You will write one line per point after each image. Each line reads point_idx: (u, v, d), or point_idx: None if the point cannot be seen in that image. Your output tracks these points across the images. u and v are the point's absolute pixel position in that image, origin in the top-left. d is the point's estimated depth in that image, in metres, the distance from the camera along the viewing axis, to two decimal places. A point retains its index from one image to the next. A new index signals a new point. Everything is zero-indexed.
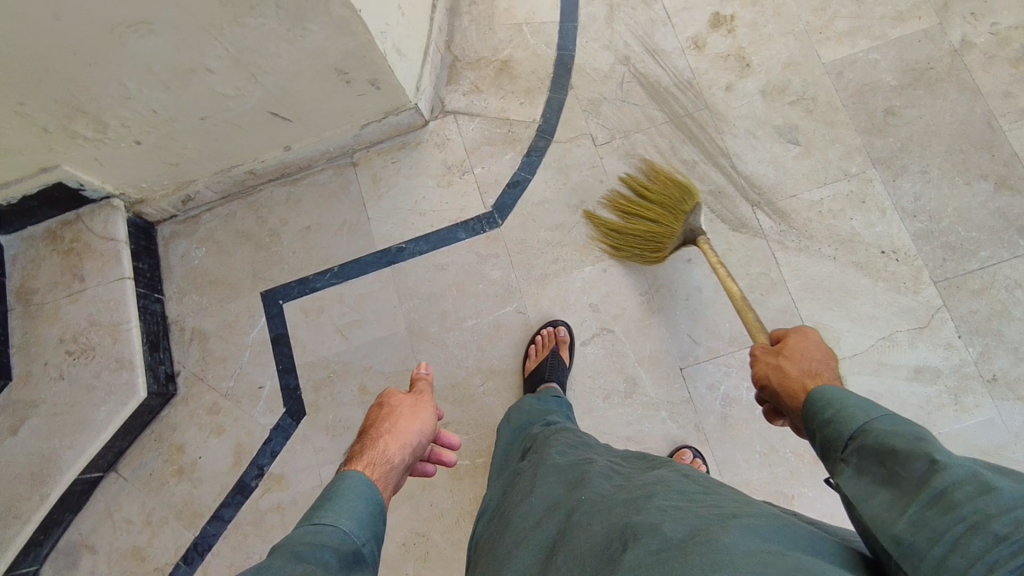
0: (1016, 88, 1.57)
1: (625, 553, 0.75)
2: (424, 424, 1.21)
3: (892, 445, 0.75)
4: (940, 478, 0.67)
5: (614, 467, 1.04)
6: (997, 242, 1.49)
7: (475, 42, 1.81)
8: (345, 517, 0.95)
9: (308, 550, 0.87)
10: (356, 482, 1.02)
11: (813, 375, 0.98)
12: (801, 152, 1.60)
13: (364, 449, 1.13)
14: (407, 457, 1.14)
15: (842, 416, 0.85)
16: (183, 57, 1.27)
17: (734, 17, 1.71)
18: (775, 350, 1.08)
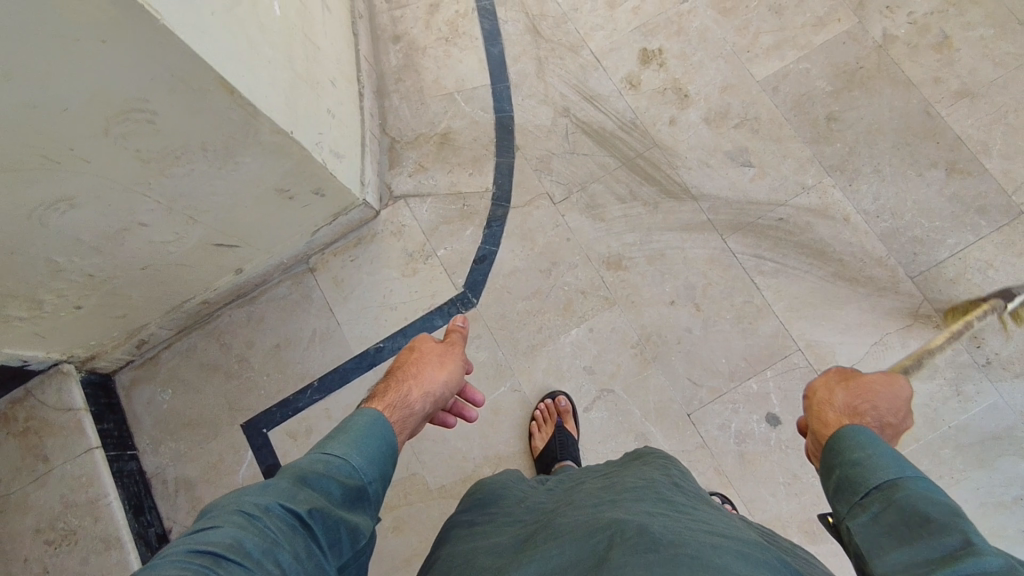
0: (945, 72, 1.60)
1: (612, 551, 0.79)
2: (450, 376, 1.18)
3: (924, 512, 0.71)
4: (973, 557, 0.63)
5: (614, 477, 1.10)
6: (961, 227, 1.51)
7: (410, 120, 1.75)
8: (355, 452, 0.91)
9: (314, 477, 0.85)
10: (373, 418, 0.98)
11: (854, 414, 0.91)
12: (756, 172, 1.61)
13: (388, 389, 1.10)
14: (429, 406, 1.11)
15: (872, 461, 0.80)
16: (113, 219, 1.18)
17: (662, 50, 1.71)
18: (844, 375, 0.99)
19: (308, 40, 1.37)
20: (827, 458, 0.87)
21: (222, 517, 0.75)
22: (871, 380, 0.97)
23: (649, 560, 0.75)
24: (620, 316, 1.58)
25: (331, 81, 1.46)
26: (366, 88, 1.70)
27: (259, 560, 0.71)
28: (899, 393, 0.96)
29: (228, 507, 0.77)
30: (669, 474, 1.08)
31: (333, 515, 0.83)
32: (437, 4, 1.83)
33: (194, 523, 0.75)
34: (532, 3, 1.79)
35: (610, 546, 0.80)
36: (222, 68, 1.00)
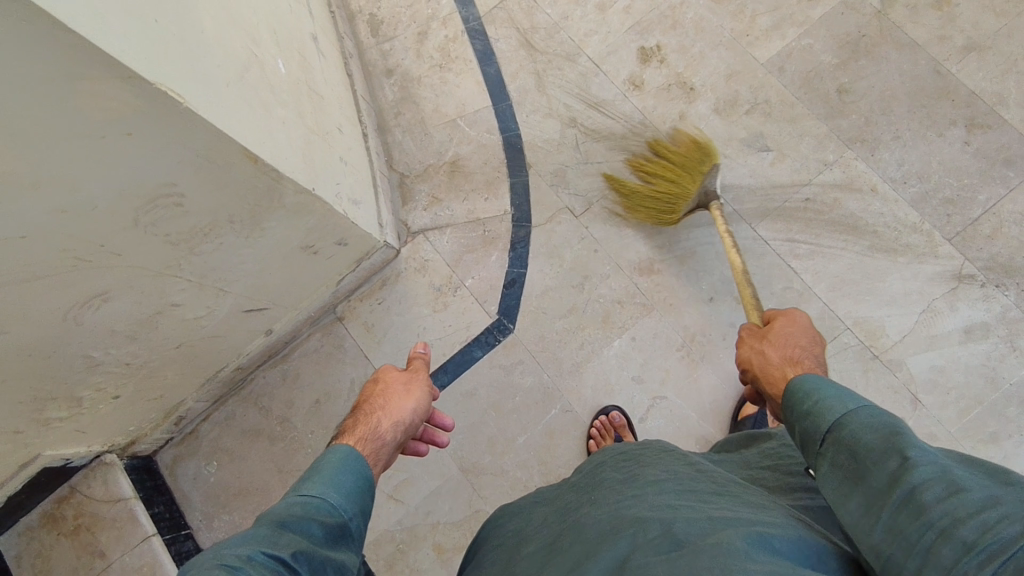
0: (949, 29, 1.58)
1: (632, 557, 0.76)
2: (417, 402, 1.13)
3: (866, 441, 0.73)
4: (913, 477, 0.66)
5: (633, 464, 1.05)
6: (990, 181, 1.50)
7: (416, 153, 1.72)
8: (331, 489, 0.85)
9: (294, 521, 0.78)
10: (346, 454, 0.92)
11: (793, 363, 0.98)
12: (776, 156, 1.58)
13: (355, 423, 1.04)
14: (400, 433, 1.06)
15: (820, 408, 0.81)
16: (146, 305, 1.14)
17: (660, 46, 1.68)
18: (760, 334, 1.09)
19: (311, 89, 1.33)
20: (787, 418, 0.88)
21: (203, 571, 0.66)
22: (779, 330, 1.07)
23: (669, 561, 0.72)
24: (662, 320, 1.55)
25: (337, 127, 1.43)
26: (369, 127, 1.66)
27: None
28: (803, 327, 1.07)
29: (209, 561, 0.70)
30: (689, 462, 1.03)
31: (319, 556, 0.77)
32: (425, 31, 1.79)
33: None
34: (521, 17, 1.76)
35: (631, 549, 0.77)
36: (243, 137, 0.97)
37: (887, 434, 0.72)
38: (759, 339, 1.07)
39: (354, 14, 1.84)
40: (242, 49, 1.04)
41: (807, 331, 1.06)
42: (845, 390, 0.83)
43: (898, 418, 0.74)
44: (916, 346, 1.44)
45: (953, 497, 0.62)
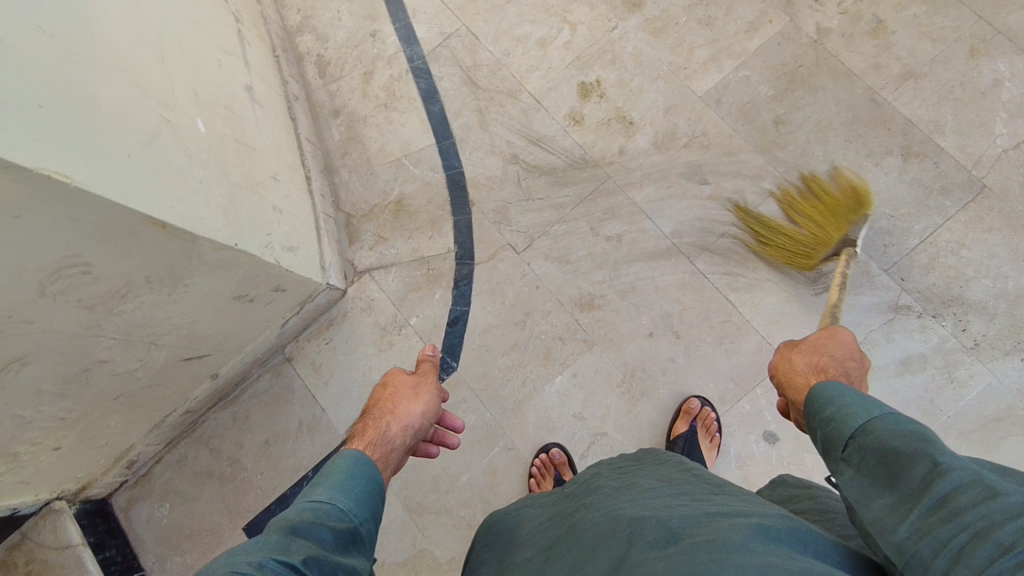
0: (885, 57, 1.58)
1: (631, 551, 0.72)
2: (428, 406, 1.12)
3: (893, 446, 0.71)
4: (945, 481, 0.64)
5: (628, 475, 1.03)
6: (925, 210, 1.49)
7: (362, 193, 1.75)
8: (340, 494, 0.85)
9: (305, 527, 0.78)
10: (356, 459, 0.92)
11: (819, 372, 0.96)
12: (713, 189, 1.59)
13: (365, 428, 1.05)
14: (407, 439, 1.06)
15: (842, 415, 0.80)
16: (70, 364, 1.16)
17: (600, 80, 1.70)
18: (795, 346, 1.06)
19: (239, 142, 1.36)
20: (807, 429, 0.88)
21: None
22: (819, 342, 1.05)
23: (666, 553, 0.69)
24: (602, 356, 1.55)
25: (271, 176, 1.46)
26: (312, 170, 1.69)
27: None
28: (844, 343, 1.04)
29: (219, 567, 0.69)
30: (685, 468, 1.02)
31: (330, 560, 0.76)
32: (370, 71, 1.81)
33: None
34: (464, 55, 1.78)
35: (630, 545, 0.74)
36: (146, 206, 1.00)
37: (917, 440, 0.70)
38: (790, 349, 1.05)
39: (301, 56, 1.86)
40: (150, 117, 1.07)
41: (847, 347, 1.03)
42: (866, 396, 0.82)
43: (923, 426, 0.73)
44: None
45: (989, 501, 0.61)
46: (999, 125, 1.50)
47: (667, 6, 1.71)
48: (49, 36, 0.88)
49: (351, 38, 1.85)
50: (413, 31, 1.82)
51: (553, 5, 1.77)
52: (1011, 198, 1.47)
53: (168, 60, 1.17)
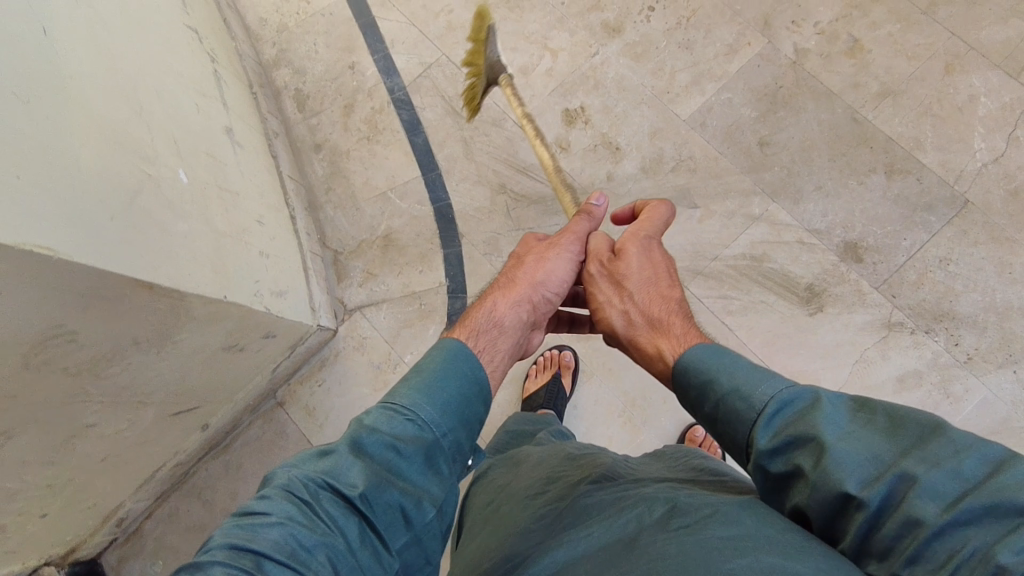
0: (863, 76, 1.60)
1: (643, 532, 0.69)
2: (552, 281, 0.94)
3: (796, 465, 0.62)
4: (868, 516, 0.55)
5: (631, 464, 0.98)
6: (911, 227, 1.51)
7: (349, 229, 1.72)
8: (422, 403, 0.72)
9: (373, 441, 0.67)
10: (445, 361, 0.78)
11: (662, 330, 0.85)
12: (703, 213, 1.59)
13: (472, 309, 0.91)
14: (524, 320, 0.90)
15: (724, 413, 0.70)
16: (57, 431, 1.11)
17: (584, 107, 1.69)
18: (615, 274, 0.93)
19: (221, 188, 1.32)
20: (680, 404, 0.78)
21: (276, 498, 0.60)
22: (632, 273, 0.91)
23: (678, 534, 0.66)
24: (602, 385, 1.55)
25: (255, 219, 1.42)
26: (296, 209, 1.65)
27: (310, 554, 0.57)
28: (648, 261, 0.93)
29: (279, 483, 0.62)
30: (690, 461, 0.97)
31: (399, 484, 0.66)
32: (351, 104, 1.78)
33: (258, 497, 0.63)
34: (445, 84, 1.76)
35: (638, 526, 0.70)
36: (131, 268, 0.97)
37: (813, 445, 0.60)
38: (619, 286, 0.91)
39: (279, 90, 1.83)
40: (131, 173, 1.03)
41: (656, 266, 0.93)
42: (743, 369, 0.72)
43: (809, 412, 0.62)
44: None
45: (915, 535, 0.52)
46: (977, 140, 1.53)
47: (647, 30, 1.71)
48: (24, 99, 0.84)
49: (329, 71, 1.82)
50: (392, 62, 1.79)
51: (533, 32, 1.76)
52: (993, 212, 1.49)
53: (146, 110, 1.13)
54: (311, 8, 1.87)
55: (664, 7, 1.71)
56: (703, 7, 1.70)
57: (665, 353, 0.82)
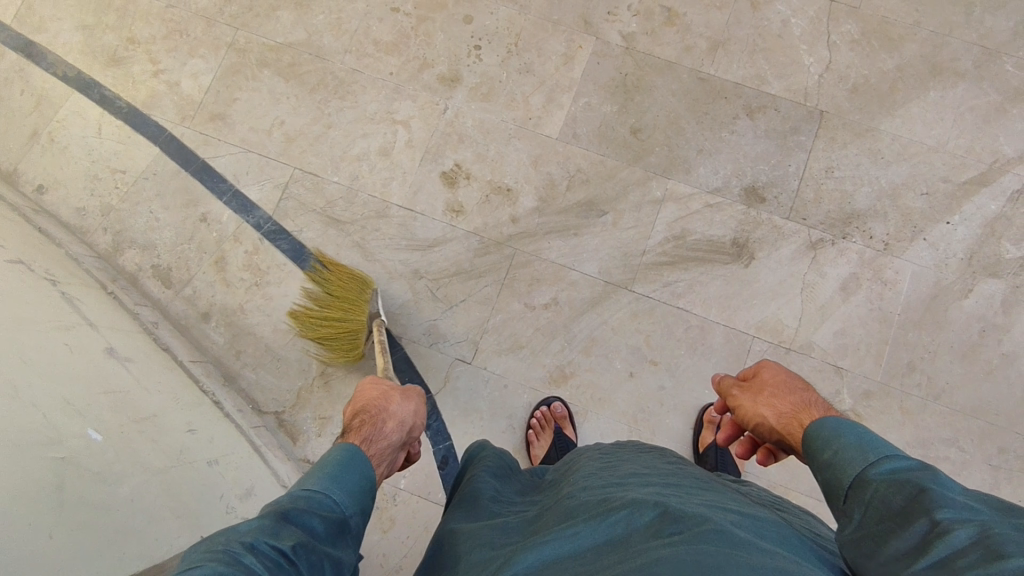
0: (689, 38, 1.68)
1: (633, 542, 0.66)
2: (416, 410, 1.02)
3: (892, 504, 0.68)
4: (946, 543, 0.60)
5: (613, 458, 0.97)
6: (790, 152, 1.62)
7: (279, 383, 1.56)
8: (333, 484, 0.77)
9: (296, 513, 0.71)
10: (347, 456, 0.82)
11: (808, 414, 0.88)
12: (614, 216, 1.60)
13: (354, 424, 0.94)
14: (404, 439, 0.95)
15: (842, 461, 0.75)
16: None
17: (458, 164, 1.65)
18: (757, 387, 0.96)
19: (138, 419, 1.14)
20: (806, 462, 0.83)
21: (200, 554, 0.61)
22: (773, 379, 0.96)
23: (672, 542, 0.63)
24: (600, 418, 1.52)
25: (184, 430, 1.25)
26: (215, 391, 1.48)
27: None
28: (792, 378, 0.97)
29: (206, 546, 0.63)
30: (669, 459, 0.97)
31: (318, 552, 0.69)
32: (221, 256, 1.62)
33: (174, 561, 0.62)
34: (312, 197, 1.65)
35: (629, 537, 0.68)
36: None
37: (915, 491, 0.67)
38: (755, 395, 0.95)
39: (134, 275, 1.63)
40: (40, 473, 0.86)
41: (796, 379, 0.97)
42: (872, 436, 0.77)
43: (931, 470, 0.69)
44: (814, 322, 1.54)
45: (991, 561, 0.56)
46: (805, 57, 1.66)
47: (482, 69, 1.69)
48: None
49: (180, 233, 1.64)
50: (245, 197, 1.65)
51: (375, 111, 1.68)
52: (845, 113, 1.63)
53: (23, 386, 0.93)
54: (129, 176, 1.67)
55: (488, 42, 1.70)
56: (524, 29, 1.70)
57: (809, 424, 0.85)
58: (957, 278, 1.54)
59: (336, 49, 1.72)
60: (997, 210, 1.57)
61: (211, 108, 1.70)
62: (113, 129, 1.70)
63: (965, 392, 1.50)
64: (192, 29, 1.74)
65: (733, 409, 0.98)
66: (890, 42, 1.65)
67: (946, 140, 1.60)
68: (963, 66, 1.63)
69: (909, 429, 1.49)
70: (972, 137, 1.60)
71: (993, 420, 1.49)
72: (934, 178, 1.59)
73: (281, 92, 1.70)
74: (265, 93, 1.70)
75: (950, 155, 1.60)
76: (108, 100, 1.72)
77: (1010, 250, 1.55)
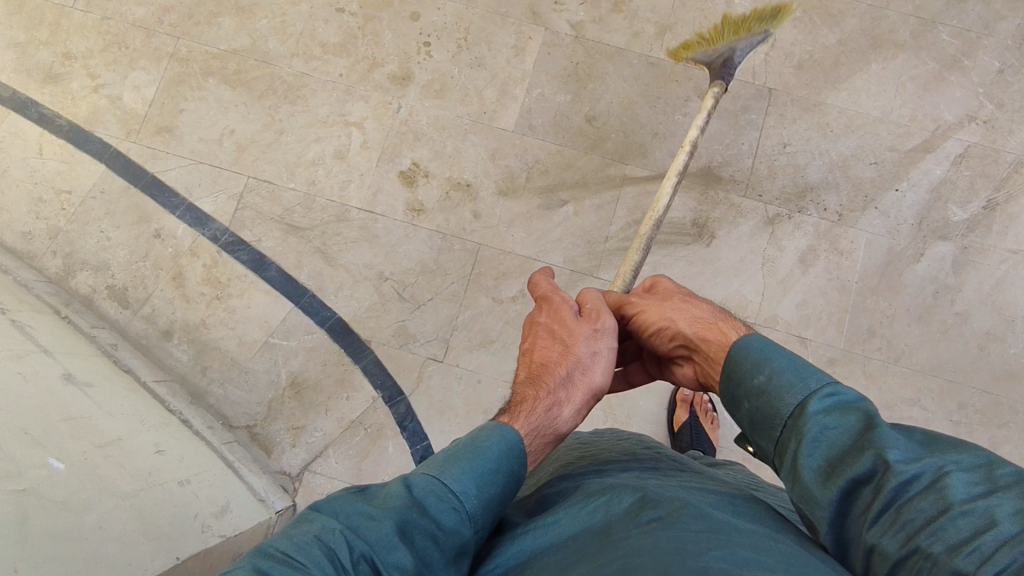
0: (637, 24, 1.70)
1: (613, 531, 0.67)
2: (601, 369, 0.93)
3: (839, 440, 0.66)
4: (899, 484, 0.59)
5: (588, 447, 0.97)
6: (742, 130, 1.65)
7: (248, 397, 1.53)
8: (471, 495, 0.69)
9: (421, 521, 0.65)
10: (503, 449, 0.74)
11: (726, 322, 0.89)
12: (575, 204, 1.61)
13: (533, 389, 0.86)
14: (576, 416, 0.88)
15: (780, 390, 0.74)
16: None
17: (416, 162, 1.63)
18: (665, 295, 0.96)
19: (102, 445, 1.11)
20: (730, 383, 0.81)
21: (308, 555, 0.59)
22: (674, 290, 0.97)
23: (651, 527, 0.65)
24: None
25: (152, 451, 1.21)
26: (183, 410, 1.45)
27: None
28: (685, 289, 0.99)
29: (319, 542, 0.61)
30: (645, 445, 0.98)
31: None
32: (178, 272, 1.58)
33: (281, 539, 0.62)
34: (268, 206, 1.62)
35: (609, 524, 0.69)
36: None
37: (862, 429, 0.65)
38: (665, 301, 0.95)
39: (88, 297, 1.58)
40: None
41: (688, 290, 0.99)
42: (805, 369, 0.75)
43: (870, 406, 0.68)
44: (777, 295, 1.57)
45: (946, 510, 0.56)
46: None
47: (434, 65, 1.68)
48: None
49: (134, 251, 1.60)
50: (199, 210, 1.62)
51: (328, 114, 1.66)
52: (793, 89, 1.67)
53: None
54: (75, 197, 1.62)
55: (438, 38, 1.69)
56: (472, 23, 1.70)
57: (732, 333, 0.86)
58: (910, 244, 1.59)
59: (283, 54, 1.68)
60: (942, 174, 1.62)
61: (157, 121, 1.66)
62: (54, 148, 1.64)
63: (924, 353, 1.55)
64: (130, 41, 1.69)
65: (634, 316, 0.96)
66: (831, 18, 1.69)
67: (890, 110, 1.65)
68: (901, 37, 1.67)
69: (874, 392, 1.53)
70: (914, 105, 1.65)
71: (951, 378, 1.54)
72: (882, 147, 1.64)
73: (229, 101, 1.66)
74: (212, 102, 1.66)
75: (895, 124, 1.65)
76: (47, 119, 1.66)
77: (957, 212, 1.60)
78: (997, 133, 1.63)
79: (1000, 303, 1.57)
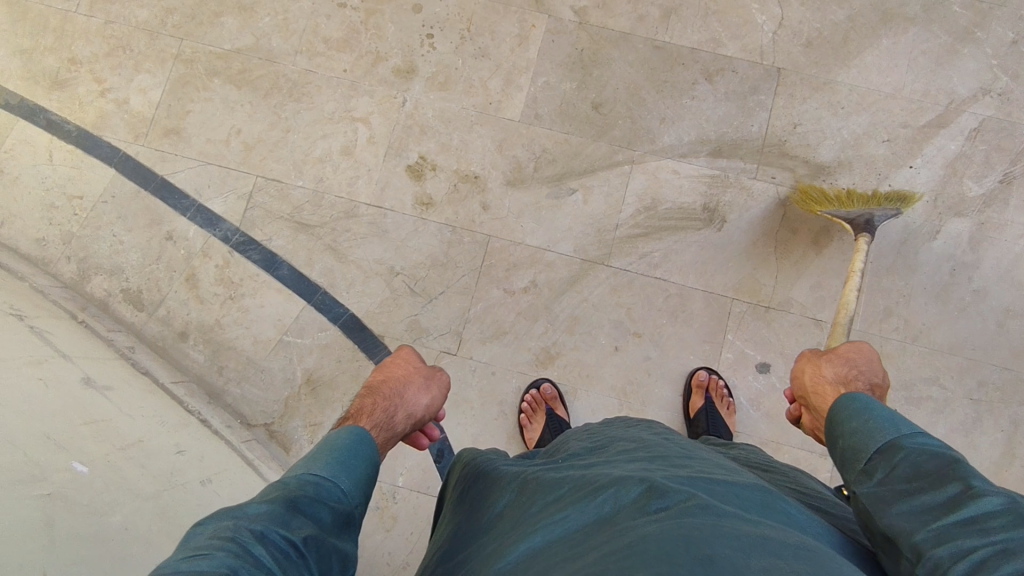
0: (641, 7, 1.67)
1: (619, 518, 0.68)
2: (433, 400, 1.06)
3: (924, 467, 0.71)
4: (979, 504, 0.64)
5: (599, 438, 0.99)
6: (751, 112, 1.63)
7: (265, 395, 1.54)
8: (341, 475, 0.77)
9: (306, 502, 0.71)
10: (354, 441, 0.83)
11: (846, 383, 0.97)
12: (584, 192, 1.60)
13: (370, 407, 0.97)
14: (405, 428, 0.99)
15: (870, 431, 0.80)
16: None
17: (424, 156, 1.63)
18: (826, 354, 1.06)
19: (124, 447, 1.12)
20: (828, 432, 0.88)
21: (209, 544, 0.61)
22: (852, 353, 1.03)
23: (657, 518, 0.65)
24: (591, 395, 1.53)
25: (173, 452, 1.23)
26: (202, 410, 1.46)
27: None
28: (875, 361, 1.02)
29: (216, 535, 0.63)
30: (656, 432, 0.99)
31: (327, 546, 0.70)
32: (191, 273, 1.59)
33: (177, 550, 0.62)
34: (278, 205, 1.62)
35: (618, 514, 0.69)
36: None
37: (950, 462, 0.70)
38: (816, 359, 1.04)
39: (104, 301, 1.59)
40: (27, 511, 0.86)
41: (876, 361, 1.01)
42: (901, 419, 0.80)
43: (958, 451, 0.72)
44: (791, 278, 1.56)
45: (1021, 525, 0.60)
46: (758, 16, 1.67)
47: (437, 57, 1.67)
48: None
49: (147, 254, 1.61)
50: (210, 211, 1.62)
51: (333, 111, 1.66)
52: (802, 68, 1.64)
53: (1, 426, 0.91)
54: (87, 202, 1.63)
55: (440, 30, 1.68)
56: (475, 12, 1.68)
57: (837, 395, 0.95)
58: (925, 221, 1.57)
59: (286, 51, 1.68)
60: (957, 149, 1.59)
61: (165, 123, 1.66)
62: (64, 154, 1.65)
63: (941, 331, 1.53)
64: (134, 44, 1.69)
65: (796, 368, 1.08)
66: None
67: (902, 85, 1.62)
68: (912, 10, 1.64)
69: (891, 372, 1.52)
70: (927, 80, 1.62)
71: (970, 355, 1.52)
72: (894, 124, 1.61)
73: (235, 100, 1.66)
74: (218, 102, 1.66)
75: (907, 100, 1.62)
76: (56, 125, 1.67)
77: (973, 188, 1.58)
78: (1012, 106, 1.60)
79: (1019, 278, 1.54)
